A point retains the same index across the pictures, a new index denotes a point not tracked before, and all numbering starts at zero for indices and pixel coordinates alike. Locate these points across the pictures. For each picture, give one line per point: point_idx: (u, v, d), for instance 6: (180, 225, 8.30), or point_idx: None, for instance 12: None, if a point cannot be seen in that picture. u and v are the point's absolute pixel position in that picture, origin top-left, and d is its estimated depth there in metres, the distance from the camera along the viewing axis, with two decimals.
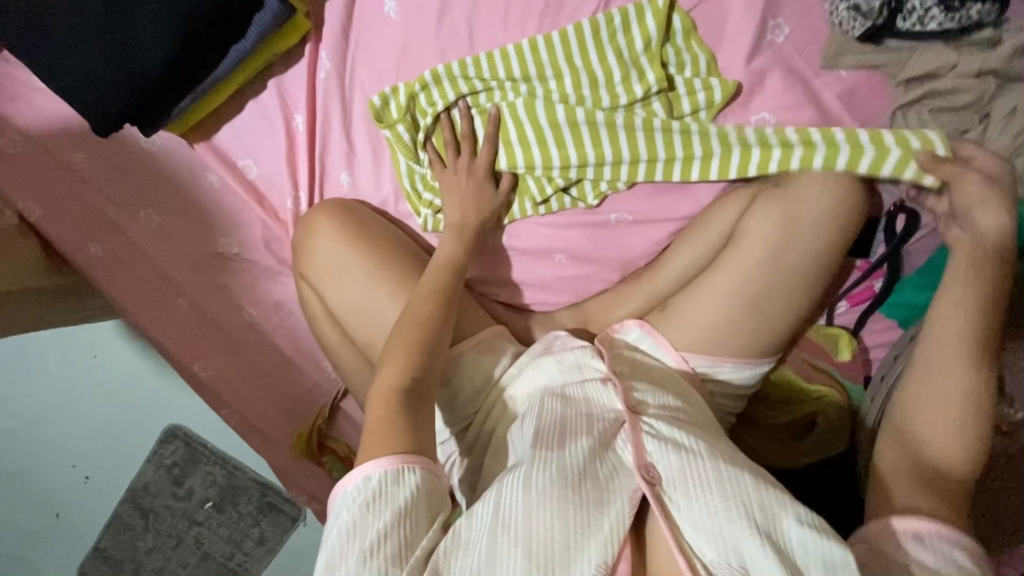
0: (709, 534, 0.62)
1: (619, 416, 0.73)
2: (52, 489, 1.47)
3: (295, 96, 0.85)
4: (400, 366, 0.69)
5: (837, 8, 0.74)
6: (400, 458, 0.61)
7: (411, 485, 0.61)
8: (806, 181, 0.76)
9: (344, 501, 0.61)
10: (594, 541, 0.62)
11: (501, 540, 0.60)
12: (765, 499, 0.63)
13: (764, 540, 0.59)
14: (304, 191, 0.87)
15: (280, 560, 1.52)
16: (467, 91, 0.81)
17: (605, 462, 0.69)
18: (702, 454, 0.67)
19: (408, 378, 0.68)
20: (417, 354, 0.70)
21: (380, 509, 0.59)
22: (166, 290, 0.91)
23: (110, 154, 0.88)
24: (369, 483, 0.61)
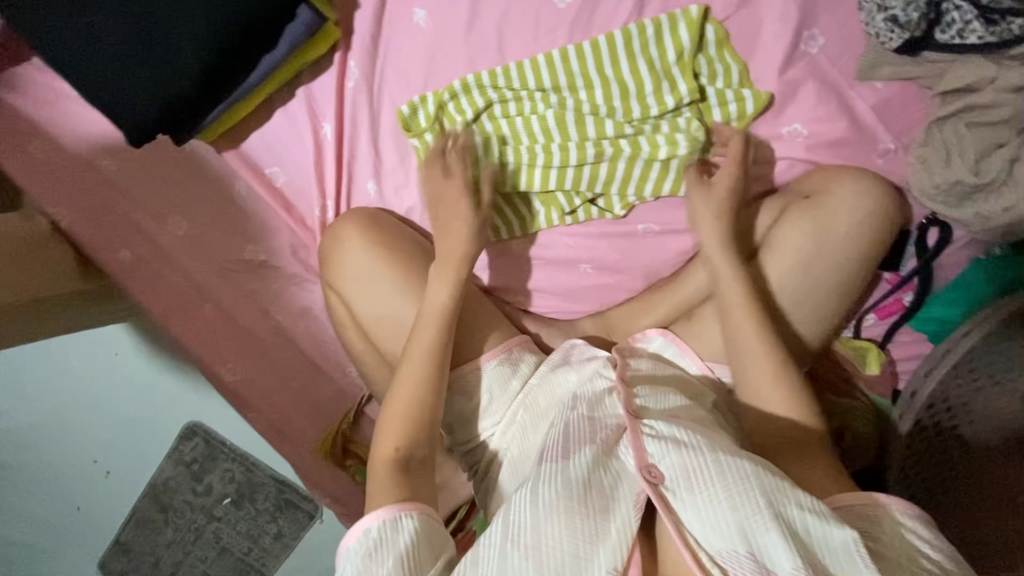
0: (714, 525, 0.60)
1: (621, 423, 0.71)
2: (73, 484, 1.48)
3: (323, 105, 0.86)
4: (394, 439, 0.69)
5: (873, 19, 0.73)
6: (397, 506, 0.63)
7: (410, 529, 0.62)
8: (836, 193, 0.75)
9: (348, 558, 0.62)
10: (604, 551, 0.61)
11: (512, 556, 0.59)
12: (768, 489, 0.61)
13: (771, 526, 0.58)
14: (331, 199, 0.88)
15: (297, 556, 1.55)
16: (495, 100, 0.81)
17: (609, 470, 0.66)
18: (701, 447, 0.65)
19: (398, 447, 0.69)
20: (420, 429, 0.70)
21: (382, 557, 0.60)
22: (192, 295, 0.92)
23: (142, 161, 0.90)
24: (369, 536, 0.62)
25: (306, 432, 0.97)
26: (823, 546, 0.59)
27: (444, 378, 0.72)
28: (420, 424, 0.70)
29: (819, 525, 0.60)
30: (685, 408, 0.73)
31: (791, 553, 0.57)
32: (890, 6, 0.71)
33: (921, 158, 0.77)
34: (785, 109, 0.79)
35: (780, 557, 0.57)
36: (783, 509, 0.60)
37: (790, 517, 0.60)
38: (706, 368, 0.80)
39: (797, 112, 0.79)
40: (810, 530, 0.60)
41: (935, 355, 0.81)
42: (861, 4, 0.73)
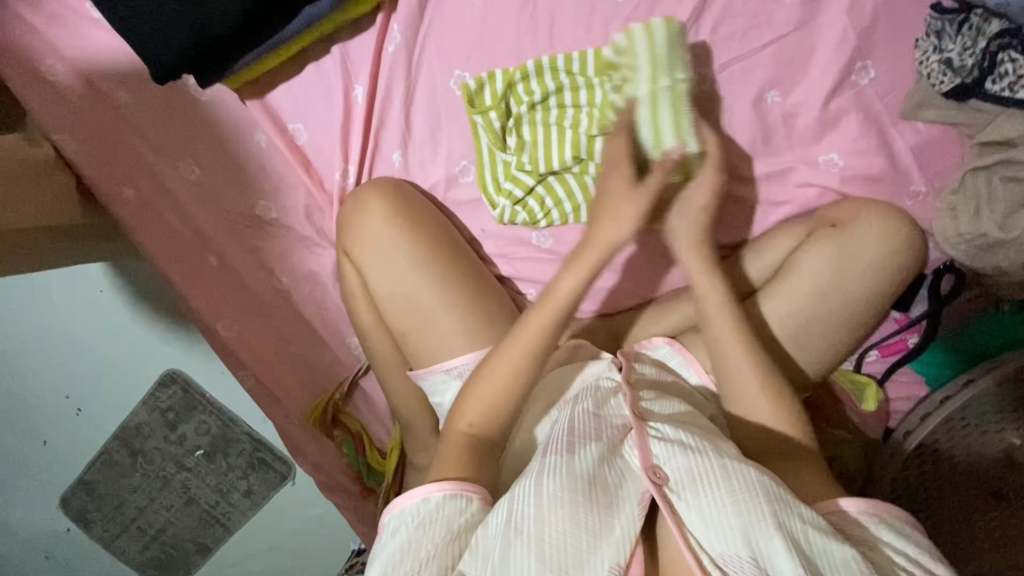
0: (717, 529, 0.61)
1: (627, 423, 0.72)
2: (43, 416, 1.45)
3: (358, 66, 0.83)
4: (473, 414, 0.69)
5: (928, 59, 0.73)
6: (459, 484, 0.64)
7: (467, 510, 0.62)
8: (864, 228, 0.75)
9: (402, 519, 0.63)
10: (607, 546, 0.61)
11: (516, 545, 0.58)
12: (773, 498, 0.61)
13: (775, 534, 0.59)
14: (354, 165, 0.85)
15: (265, 514, 1.54)
16: (568, 84, 0.78)
17: (614, 468, 0.67)
18: (707, 451, 0.66)
19: (471, 424, 0.69)
20: (505, 404, 0.69)
21: (437, 529, 0.61)
22: (196, 243, 0.88)
23: (158, 97, 0.85)
24: (427, 505, 0.63)
25: (297, 399, 0.95)
26: (825, 558, 0.58)
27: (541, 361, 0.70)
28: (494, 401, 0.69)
29: (819, 537, 0.59)
30: (688, 415, 0.73)
31: (793, 559, 0.57)
32: (946, 49, 0.71)
33: (951, 205, 0.77)
34: (824, 138, 0.79)
35: (781, 561, 0.58)
36: (787, 518, 0.60)
37: (792, 526, 0.59)
38: (708, 380, 0.80)
39: (836, 142, 0.79)
40: (812, 541, 0.59)
41: (933, 401, 0.83)
42: (917, 42, 0.74)
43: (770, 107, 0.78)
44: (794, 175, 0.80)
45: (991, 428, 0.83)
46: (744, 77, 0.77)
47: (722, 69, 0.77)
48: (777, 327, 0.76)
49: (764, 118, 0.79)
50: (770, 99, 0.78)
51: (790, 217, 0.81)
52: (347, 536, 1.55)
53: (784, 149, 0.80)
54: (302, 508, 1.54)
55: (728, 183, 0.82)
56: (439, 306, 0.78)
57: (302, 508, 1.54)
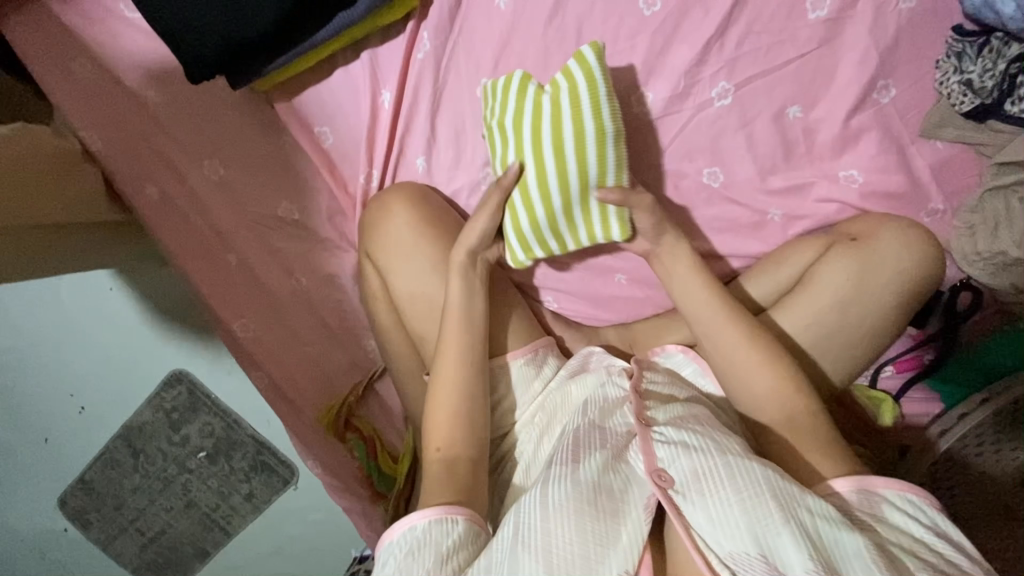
0: (725, 528, 0.61)
1: (631, 429, 0.72)
2: (47, 413, 1.44)
3: (386, 72, 0.84)
4: (439, 438, 0.71)
5: (948, 80, 0.74)
6: (444, 508, 0.64)
7: (454, 533, 0.62)
8: (884, 241, 0.75)
9: (391, 550, 0.63)
10: (616, 553, 0.61)
11: (523, 556, 0.59)
12: (778, 491, 0.60)
13: (783, 530, 0.58)
14: (377, 169, 0.86)
15: (265, 519, 1.53)
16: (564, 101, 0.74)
17: (619, 473, 0.67)
18: (710, 449, 0.65)
19: (439, 447, 0.70)
20: (461, 432, 0.71)
21: (425, 555, 0.60)
22: (216, 242, 0.88)
23: (186, 98, 0.86)
24: (414, 532, 0.63)
25: (310, 401, 0.95)
26: (837, 552, 0.57)
27: (479, 375, 0.74)
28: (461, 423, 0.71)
29: (830, 530, 0.58)
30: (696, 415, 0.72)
31: (803, 555, 0.57)
32: (966, 70, 0.73)
33: (969, 223, 0.78)
34: (844, 154, 0.80)
35: (791, 558, 0.57)
36: (794, 510, 0.59)
37: (801, 520, 0.58)
38: None
39: (856, 159, 0.80)
40: (822, 534, 0.58)
41: (950, 417, 0.82)
42: (938, 63, 0.75)
43: (792, 122, 0.79)
44: (814, 190, 0.81)
45: (1006, 447, 0.83)
46: (767, 93, 0.78)
47: (745, 84, 0.79)
48: (795, 338, 0.77)
49: (785, 133, 0.80)
50: (791, 115, 0.79)
51: (808, 231, 0.82)
52: (349, 543, 1.54)
53: (804, 163, 0.81)
54: (303, 514, 1.53)
55: (747, 196, 0.83)
56: None
57: (303, 514, 1.53)
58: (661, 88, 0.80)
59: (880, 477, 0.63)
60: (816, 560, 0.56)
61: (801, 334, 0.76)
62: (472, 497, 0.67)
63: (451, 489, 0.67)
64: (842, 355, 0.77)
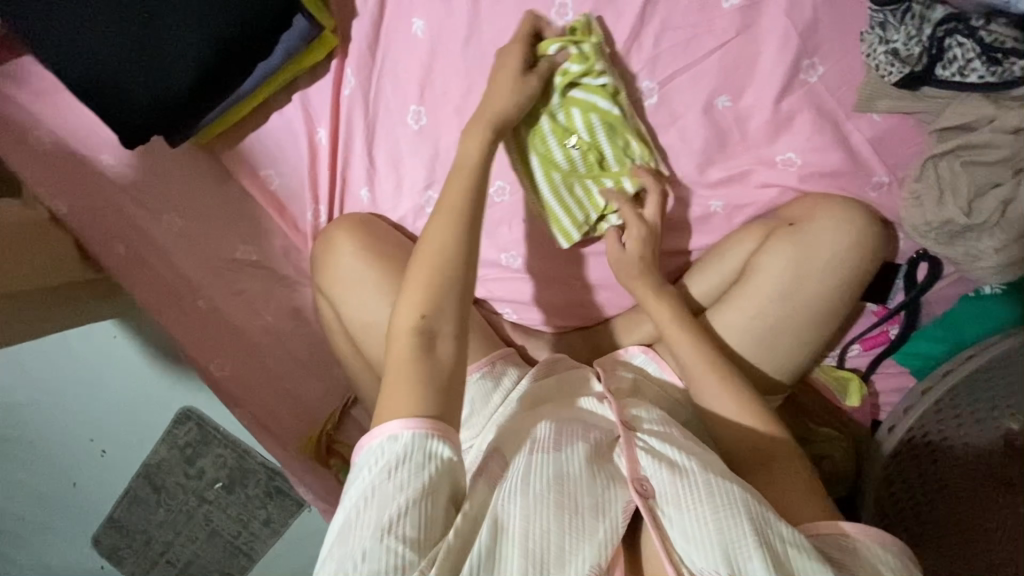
0: (699, 543, 0.61)
1: (614, 432, 0.74)
2: (71, 459, 1.51)
3: (319, 110, 0.86)
4: (423, 304, 0.65)
5: (874, 51, 0.72)
6: (428, 425, 0.59)
7: (438, 455, 0.59)
8: (823, 222, 0.74)
9: (368, 458, 0.59)
10: (588, 545, 0.61)
11: (502, 540, 0.58)
12: (755, 513, 0.61)
13: (755, 548, 0.58)
14: (324, 204, 0.89)
15: (285, 542, 1.57)
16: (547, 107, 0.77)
17: (603, 473, 0.68)
18: (693, 467, 0.66)
19: (423, 314, 0.65)
20: (450, 298, 0.66)
21: (399, 476, 0.57)
22: (185, 290, 0.92)
23: (138, 156, 0.90)
24: (393, 445, 0.59)
25: (294, 431, 0.98)
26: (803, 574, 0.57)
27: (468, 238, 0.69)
28: (444, 290, 0.66)
29: (801, 555, 0.58)
30: (667, 419, 0.74)
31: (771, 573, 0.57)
32: (891, 40, 0.70)
33: (914, 193, 0.76)
34: (780, 138, 0.79)
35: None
36: (767, 533, 0.59)
37: (771, 542, 0.59)
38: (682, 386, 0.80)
39: (792, 141, 0.79)
40: (791, 560, 0.58)
41: (914, 394, 0.83)
42: (862, 35, 0.73)
43: (721, 112, 0.79)
44: (754, 177, 0.80)
45: (988, 414, 0.80)
46: (691, 86, 0.78)
47: (669, 81, 0.78)
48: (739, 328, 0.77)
49: (717, 123, 0.79)
50: (720, 105, 0.79)
51: (753, 218, 0.81)
52: None
53: (741, 150, 0.80)
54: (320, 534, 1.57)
55: (688, 190, 0.82)
56: None
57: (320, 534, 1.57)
58: None
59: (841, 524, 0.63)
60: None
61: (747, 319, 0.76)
62: (443, 403, 0.61)
63: (422, 368, 0.62)
64: (797, 341, 0.76)
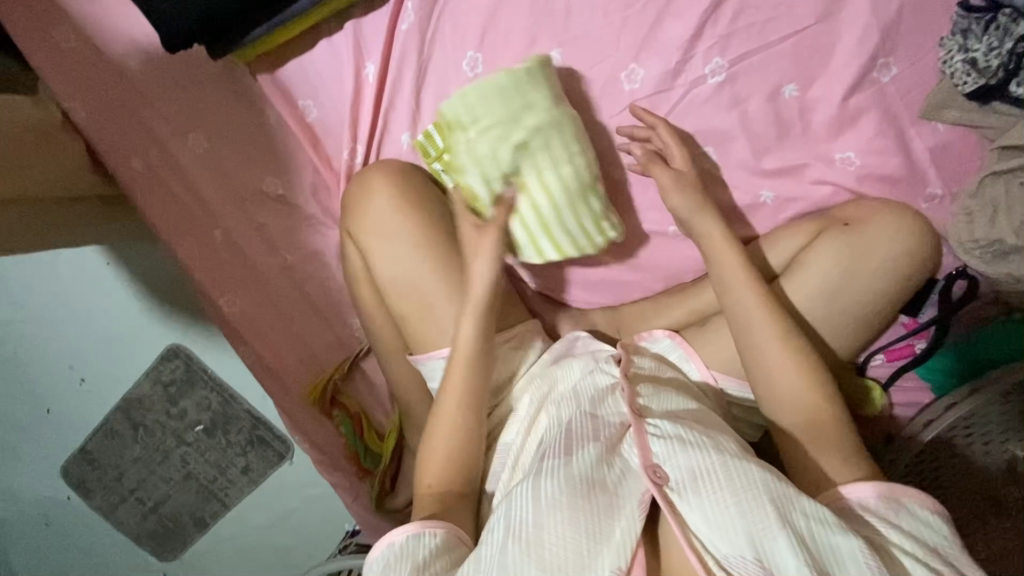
0: (722, 528, 0.59)
1: (625, 421, 0.70)
2: (47, 384, 1.42)
3: (370, 44, 0.84)
4: (452, 409, 0.71)
5: (952, 58, 0.70)
6: (420, 521, 0.62)
7: (431, 545, 0.61)
8: (878, 226, 0.74)
9: (368, 572, 0.60)
10: (610, 551, 0.59)
11: (514, 552, 0.57)
12: (775, 496, 0.59)
13: (781, 533, 0.57)
14: (362, 144, 0.87)
15: (261, 492, 1.52)
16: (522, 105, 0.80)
17: (614, 467, 0.65)
18: (708, 448, 0.64)
19: (455, 420, 0.71)
20: (471, 409, 0.71)
21: (404, 571, 0.59)
22: (201, 216, 0.87)
23: (169, 68, 0.85)
24: (391, 549, 0.61)
25: (298, 379, 0.94)
26: (830, 552, 0.56)
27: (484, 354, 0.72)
28: (473, 404, 0.71)
29: (822, 532, 0.57)
30: (688, 410, 0.71)
31: (800, 560, 0.55)
32: (971, 48, 0.69)
33: (966, 209, 0.75)
34: (840, 136, 0.77)
35: (787, 561, 0.56)
36: (789, 515, 0.58)
37: (797, 524, 0.57)
38: (710, 377, 0.78)
39: (853, 140, 0.77)
40: (817, 539, 0.57)
41: (938, 406, 0.83)
42: (942, 41, 0.71)
43: (787, 101, 0.77)
44: (809, 172, 0.79)
45: (996, 440, 0.84)
46: (760, 70, 0.76)
47: (739, 62, 0.76)
48: (805, 307, 0.75)
49: (780, 112, 0.77)
50: (787, 93, 0.76)
51: (800, 215, 0.80)
52: (344, 518, 1.53)
53: (800, 144, 0.78)
54: (298, 489, 1.52)
55: (742, 176, 0.80)
56: (442, 294, 0.78)
57: (298, 489, 1.52)
58: (654, 63, 0.78)
59: (902, 487, 0.62)
60: (811, 565, 0.55)
61: (804, 299, 0.75)
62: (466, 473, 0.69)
63: (464, 460, 0.70)
64: (830, 341, 0.76)
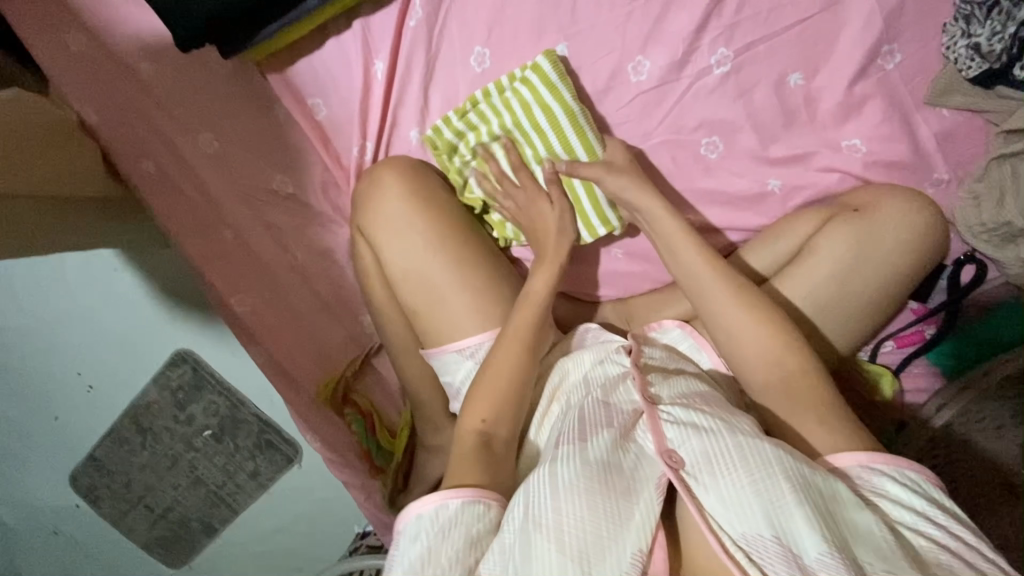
0: (739, 510, 0.59)
1: (638, 408, 0.70)
2: (54, 391, 1.42)
3: (378, 42, 0.85)
4: (484, 409, 0.69)
5: (955, 44, 0.71)
6: (477, 491, 0.62)
7: (485, 517, 0.61)
8: (887, 211, 0.74)
9: (419, 525, 0.59)
10: (627, 534, 0.59)
11: (534, 535, 0.57)
12: (792, 474, 0.58)
13: (798, 512, 0.56)
14: (372, 141, 0.89)
15: (271, 496, 1.52)
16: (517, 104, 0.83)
17: (628, 452, 0.65)
18: (721, 431, 0.63)
19: (485, 419, 0.69)
20: (509, 406, 0.70)
21: (456, 536, 0.58)
22: (212, 215, 0.87)
23: (179, 69, 0.85)
24: (445, 510, 0.60)
25: (310, 377, 0.94)
26: (847, 529, 0.57)
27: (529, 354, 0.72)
28: (505, 402, 0.70)
29: (839, 510, 0.58)
30: (703, 393, 0.71)
31: (819, 537, 0.55)
32: (973, 34, 0.69)
33: (974, 193, 0.76)
34: (846, 123, 0.78)
35: (807, 541, 0.56)
36: (807, 494, 0.58)
37: (815, 503, 0.57)
38: (723, 365, 0.78)
39: (859, 127, 0.78)
40: (834, 516, 0.57)
41: (953, 391, 0.84)
42: (946, 27, 0.72)
43: (793, 90, 0.77)
44: (816, 159, 0.79)
45: (1007, 427, 0.85)
46: (766, 59, 0.77)
47: (744, 52, 0.77)
48: (817, 294, 0.75)
49: (786, 101, 0.78)
50: (793, 82, 0.77)
51: (807, 203, 0.81)
52: (354, 521, 1.53)
53: (807, 132, 0.79)
54: (308, 492, 1.52)
55: (750, 166, 0.81)
56: (454, 288, 0.79)
57: (308, 492, 1.52)
58: (660, 55, 0.78)
59: (882, 455, 0.62)
60: (831, 542, 0.55)
61: (815, 286, 0.75)
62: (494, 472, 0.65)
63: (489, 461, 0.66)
64: (842, 327, 0.76)
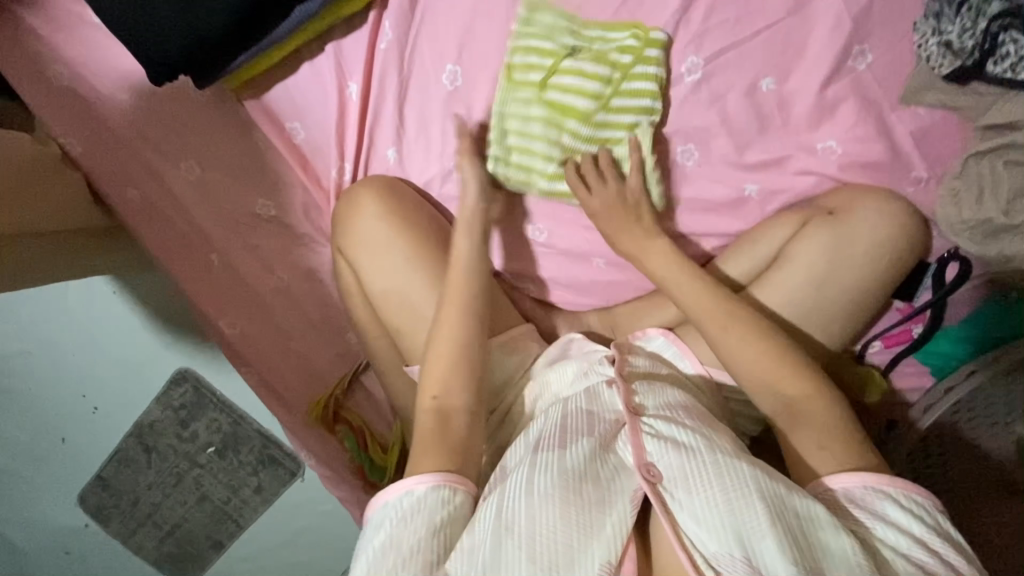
0: (712, 527, 0.59)
1: (620, 417, 0.70)
2: (59, 415, 1.44)
3: (352, 64, 0.86)
4: (435, 385, 0.69)
5: (927, 42, 0.69)
6: (443, 476, 0.63)
7: (450, 504, 0.61)
8: (861, 213, 0.74)
9: (386, 511, 0.62)
10: (597, 544, 0.59)
11: (504, 542, 0.57)
12: (766, 494, 0.59)
13: (769, 532, 0.57)
14: (349, 162, 0.89)
15: (275, 511, 1.53)
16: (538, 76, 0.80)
17: (606, 463, 0.65)
18: (701, 448, 0.63)
19: (435, 395, 0.69)
20: (460, 377, 0.70)
21: (418, 522, 0.59)
22: (197, 241, 0.89)
23: (160, 100, 0.87)
24: (411, 497, 0.62)
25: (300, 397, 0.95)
26: (819, 550, 0.57)
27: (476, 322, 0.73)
28: (459, 370, 0.70)
29: (812, 530, 0.58)
30: (683, 402, 0.71)
31: (789, 559, 0.55)
32: (944, 31, 0.68)
33: (953, 191, 0.75)
34: (820, 126, 0.78)
35: (776, 562, 0.56)
36: (780, 514, 0.58)
37: (788, 524, 0.57)
38: (704, 371, 0.78)
39: (834, 129, 0.77)
40: (807, 536, 0.57)
41: (937, 390, 0.83)
42: (915, 25, 0.71)
43: (765, 94, 0.77)
44: (792, 163, 0.79)
45: (1001, 422, 0.83)
46: (736, 65, 0.77)
47: (714, 59, 0.77)
48: (796, 298, 0.75)
49: (759, 106, 0.78)
50: (764, 87, 0.77)
51: (787, 206, 0.80)
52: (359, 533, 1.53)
53: (781, 136, 0.79)
54: (311, 506, 1.53)
55: (726, 172, 0.81)
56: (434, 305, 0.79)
57: (311, 506, 1.53)
58: None
59: (890, 478, 0.62)
60: (800, 563, 0.55)
61: (794, 291, 0.75)
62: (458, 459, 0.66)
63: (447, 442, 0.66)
64: (824, 330, 0.76)
